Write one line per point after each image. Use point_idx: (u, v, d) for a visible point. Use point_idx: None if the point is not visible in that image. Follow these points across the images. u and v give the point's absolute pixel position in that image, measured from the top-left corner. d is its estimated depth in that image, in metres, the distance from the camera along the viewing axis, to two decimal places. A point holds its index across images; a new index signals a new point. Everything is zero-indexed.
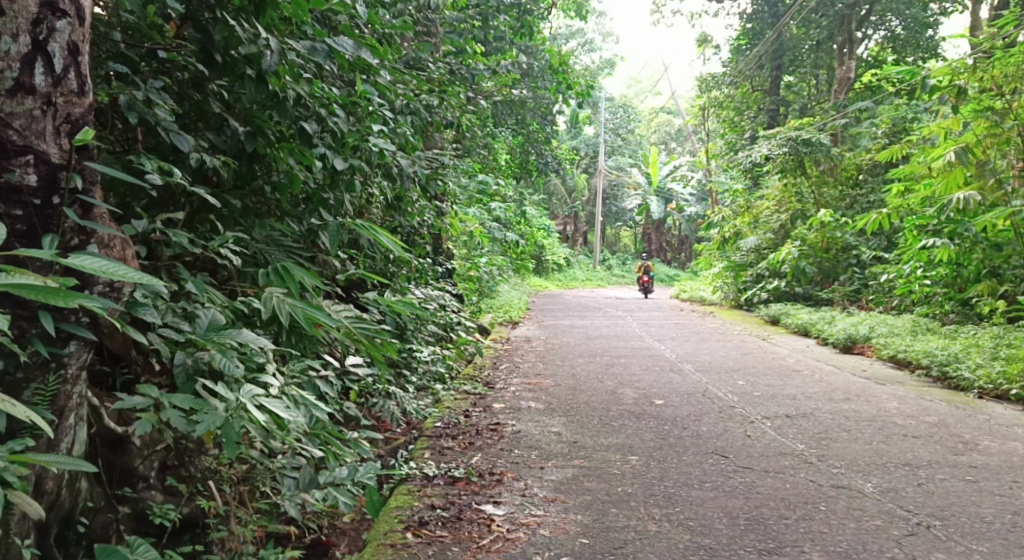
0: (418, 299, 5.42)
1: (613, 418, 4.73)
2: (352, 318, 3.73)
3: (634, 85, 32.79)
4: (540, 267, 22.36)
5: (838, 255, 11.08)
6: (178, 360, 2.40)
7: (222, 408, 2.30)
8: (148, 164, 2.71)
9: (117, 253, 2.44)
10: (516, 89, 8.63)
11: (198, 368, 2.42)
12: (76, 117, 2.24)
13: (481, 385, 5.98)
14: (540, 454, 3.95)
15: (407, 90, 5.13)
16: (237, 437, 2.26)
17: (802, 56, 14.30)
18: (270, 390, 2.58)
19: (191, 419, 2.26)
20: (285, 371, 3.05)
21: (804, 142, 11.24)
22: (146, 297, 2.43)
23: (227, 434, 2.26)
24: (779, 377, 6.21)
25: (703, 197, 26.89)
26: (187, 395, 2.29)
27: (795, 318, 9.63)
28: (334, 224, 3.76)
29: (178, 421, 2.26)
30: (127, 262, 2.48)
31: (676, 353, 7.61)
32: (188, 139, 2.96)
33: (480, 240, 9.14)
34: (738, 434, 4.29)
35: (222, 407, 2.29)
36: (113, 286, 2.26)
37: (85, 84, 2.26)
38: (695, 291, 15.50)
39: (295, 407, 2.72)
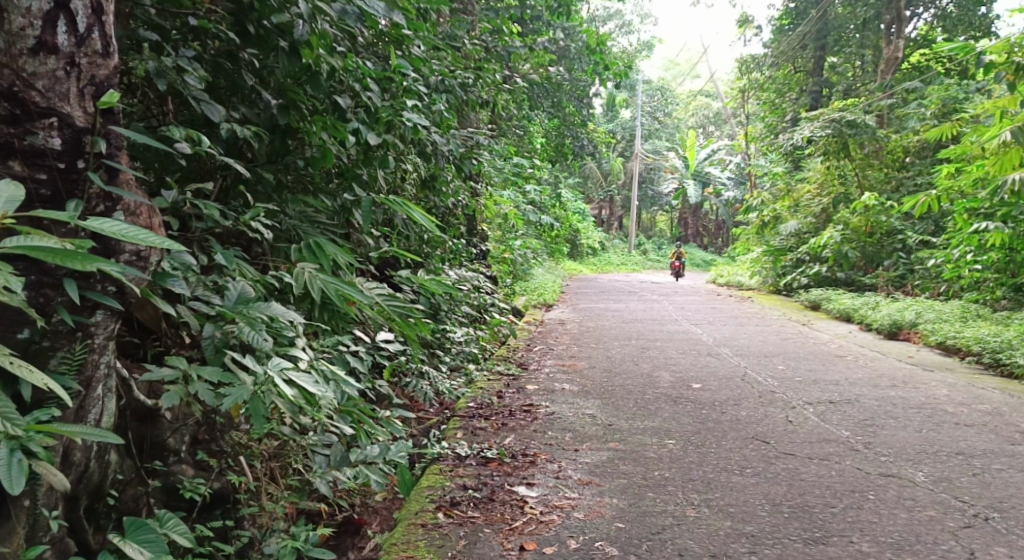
0: (452, 279, 5.37)
1: (649, 401, 4.64)
2: (384, 296, 3.70)
3: (670, 68, 32.42)
4: (574, 251, 22.22)
5: (882, 239, 10.84)
6: (207, 333, 2.36)
7: (250, 383, 2.25)
8: (176, 132, 2.66)
9: (145, 221, 2.40)
10: (552, 68, 8.49)
11: (225, 342, 2.38)
12: (101, 79, 2.20)
13: (515, 366, 5.92)
14: (575, 436, 3.88)
15: (441, 66, 5.04)
16: (264, 411, 2.20)
17: (847, 37, 13.95)
18: (299, 365, 2.52)
19: (218, 393, 2.22)
20: (314, 347, 3.02)
21: (847, 124, 11.00)
22: (175, 269, 2.39)
23: (254, 407, 2.20)
24: (821, 363, 6.06)
25: (741, 181, 26.52)
26: (215, 369, 2.24)
27: (837, 303, 9.42)
28: (366, 201, 3.73)
29: (206, 393, 2.22)
30: (156, 231, 2.42)
31: (713, 337, 7.47)
32: (219, 108, 2.91)
33: (516, 223, 9.05)
34: (780, 419, 4.17)
35: (250, 382, 2.24)
36: (140, 254, 2.21)
37: (110, 44, 2.22)
38: (732, 275, 15.28)
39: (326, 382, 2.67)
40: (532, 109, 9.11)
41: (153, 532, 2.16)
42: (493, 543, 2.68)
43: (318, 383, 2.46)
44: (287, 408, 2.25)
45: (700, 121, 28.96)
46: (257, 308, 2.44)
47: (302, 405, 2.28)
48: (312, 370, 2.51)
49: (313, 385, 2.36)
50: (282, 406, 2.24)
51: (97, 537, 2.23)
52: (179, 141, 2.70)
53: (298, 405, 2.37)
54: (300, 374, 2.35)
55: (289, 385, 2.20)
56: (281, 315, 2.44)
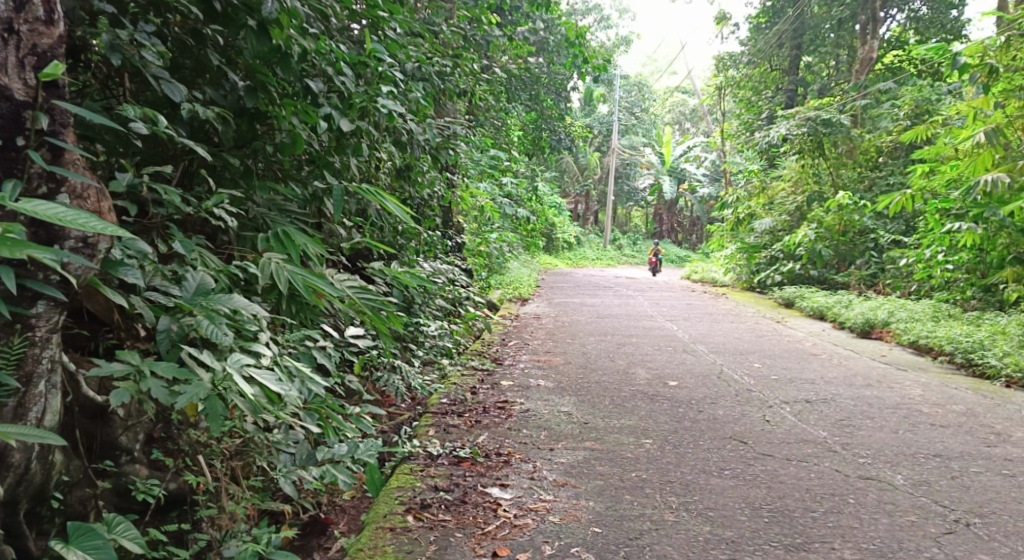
0: (427, 272, 5.25)
1: (625, 399, 4.55)
2: (355, 289, 3.59)
3: (648, 64, 32.40)
4: (549, 245, 22.12)
5: (854, 237, 10.85)
6: (162, 326, 2.22)
7: (206, 381, 2.11)
8: (131, 110, 2.53)
9: (93, 205, 2.28)
10: (530, 60, 8.37)
11: (182, 335, 2.24)
12: (43, 50, 2.11)
13: (489, 361, 5.81)
14: (549, 435, 3.78)
15: (417, 53, 4.91)
16: (222, 411, 2.07)
17: (822, 36, 13.97)
18: (261, 362, 2.38)
19: (172, 391, 2.08)
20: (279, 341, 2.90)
21: (823, 122, 11.00)
22: (128, 256, 2.24)
23: (211, 407, 2.07)
24: (797, 361, 6.01)
25: (716, 178, 26.58)
26: (169, 365, 2.10)
27: (811, 301, 9.41)
28: (337, 189, 3.59)
29: (160, 391, 2.07)
30: (105, 215, 2.29)
31: (689, 334, 7.40)
32: (181, 88, 2.77)
33: (492, 216, 8.93)
34: (757, 419, 4.10)
35: (208, 380, 2.10)
36: (87, 240, 2.08)
37: (54, 12, 2.13)
38: (707, 272, 15.27)
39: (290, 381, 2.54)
40: (509, 101, 9.00)
41: (100, 538, 2.03)
42: (464, 549, 2.58)
43: (281, 381, 2.34)
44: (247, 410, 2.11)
45: (676, 117, 28.94)
46: (219, 300, 2.30)
47: (265, 407, 2.15)
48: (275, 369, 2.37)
49: (276, 385, 2.22)
50: (243, 408, 2.10)
51: (39, 543, 2.10)
52: (136, 120, 2.57)
53: (258, 404, 2.24)
54: (261, 373, 2.22)
55: (250, 386, 2.06)
56: (245, 309, 2.31)
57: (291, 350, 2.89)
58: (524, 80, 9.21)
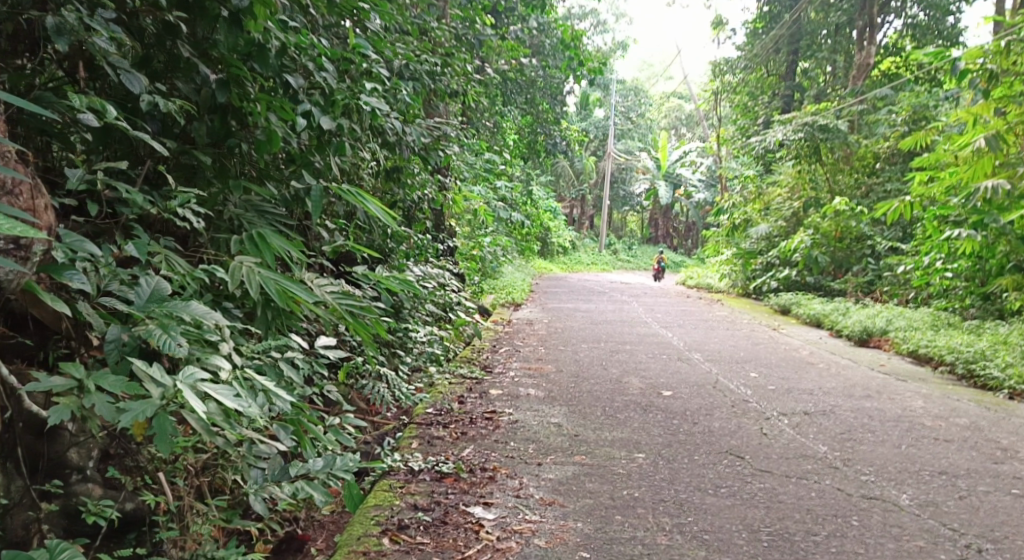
0: (416, 276, 5.08)
1: (618, 410, 4.39)
2: (336, 294, 3.44)
3: (644, 70, 32.26)
4: (544, 249, 21.97)
5: (851, 244, 10.69)
6: (110, 337, 2.08)
7: (155, 397, 1.96)
8: (77, 100, 2.40)
9: (27, 203, 2.19)
10: (524, 61, 8.22)
11: (133, 346, 2.10)
12: None
13: (478, 369, 5.64)
14: (538, 448, 3.61)
15: (405, 50, 4.76)
16: (170, 430, 1.90)
17: (819, 42, 13.84)
18: (220, 374, 2.23)
19: (116, 407, 1.93)
20: (245, 351, 2.78)
21: (820, 128, 10.87)
22: (67, 259, 2.15)
23: (159, 425, 1.90)
24: (795, 370, 5.85)
25: (712, 184, 26.41)
26: (115, 378, 1.95)
27: (808, 308, 9.24)
28: (317, 190, 3.44)
29: (104, 407, 1.92)
30: (39, 214, 2.19)
31: (684, 341, 7.25)
32: (141, 78, 2.63)
33: (485, 220, 8.77)
34: (754, 432, 3.94)
35: (157, 396, 1.95)
36: (18, 242, 2.04)
37: None
38: (702, 277, 15.10)
39: (252, 394, 2.38)
40: (503, 104, 8.85)
41: None
42: None
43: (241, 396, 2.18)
44: (201, 428, 1.96)
45: (672, 122, 28.81)
46: (173, 307, 2.16)
47: (222, 425, 1.99)
48: (234, 383, 2.22)
49: (233, 400, 2.07)
50: (197, 426, 1.95)
51: None
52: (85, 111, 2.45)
53: (214, 422, 2.07)
54: (217, 386, 2.06)
55: (204, 402, 1.90)
56: (202, 317, 2.16)
57: (259, 360, 2.76)
58: (518, 84, 9.05)
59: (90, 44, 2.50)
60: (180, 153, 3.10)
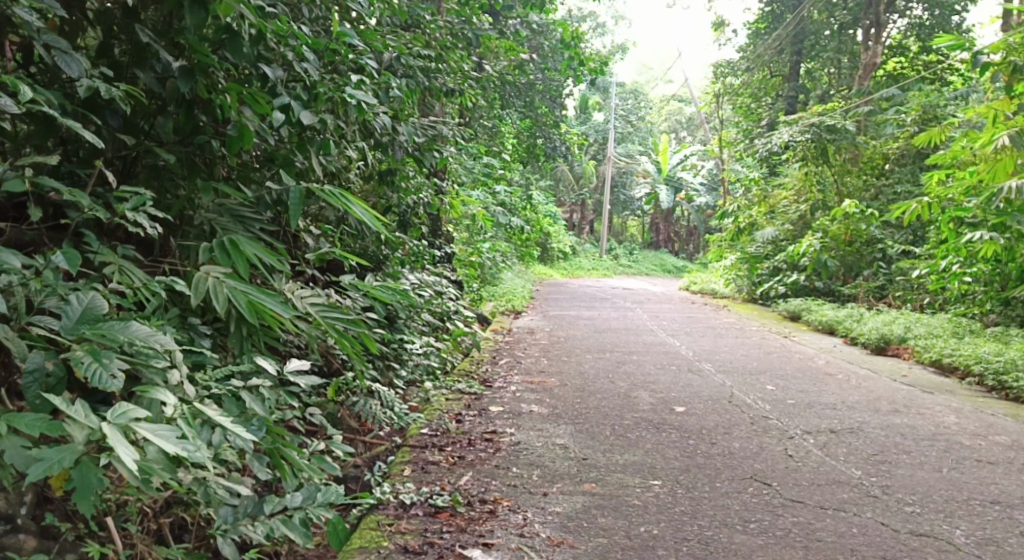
0: (411, 285, 4.74)
1: (627, 429, 4.04)
2: (319, 307, 3.14)
3: (644, 73, 31.83)
4: (544, 255, 21.62)
5: (861, 248, 10.28)
6: (29, 365, 1.81)
7: (78, 443, 1.71)
8: None
9: None
10: (523, 60, 7.88)
11: (57, 378, 1.85)
12: None
13: (477, 383, 5.29)
14: (542, 475, 3.28)
15: (396, 42, 4.44)
16: (97, 484, 1.66)
17: (824, 42, 13.46)
18: (162, 411, 1.99)
19: (30, 454, 1.68)
20: (200, 379, 2.48)
21: (827, 129, 10.54)
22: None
23: (82, 478, 1.66)
24: (813, 382, 5.50)
25: (713, 188, 26.00)
26: (33, 419, 1.70)
27: (819, 314, 8.88)
28: (296, 194, 3.06)
29: (17, 455, 1.66)
30: None
31: (693, 351, 6.90)
32: (80, 62, 2.47)
33: (484, 225, 8.43)
34: (778, 452, 3.60)
35: (80, 442, 1.71)
36: None
37: None
38: (706, 282, 14.68)
39: (201, 430, 2.13)
40: (502, 108, 8.53)
41: None
42: None
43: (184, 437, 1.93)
44: (136, 480, 1.71)
45: (672, 126, 28.47)
46: (110, 331, 1.93)
47: (162, 475, 1.74)
48: (179, 421, 1.99)
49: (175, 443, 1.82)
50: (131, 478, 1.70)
51: None
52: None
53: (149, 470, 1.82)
54: (157, 428, 1.82)
55: (139, 453, 1.66)
56: (141, 341, 1.95)
57: (217, 389, 2.47)
58: (516, 85, 8.70)
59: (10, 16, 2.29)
60: (142, 153, 2.83)
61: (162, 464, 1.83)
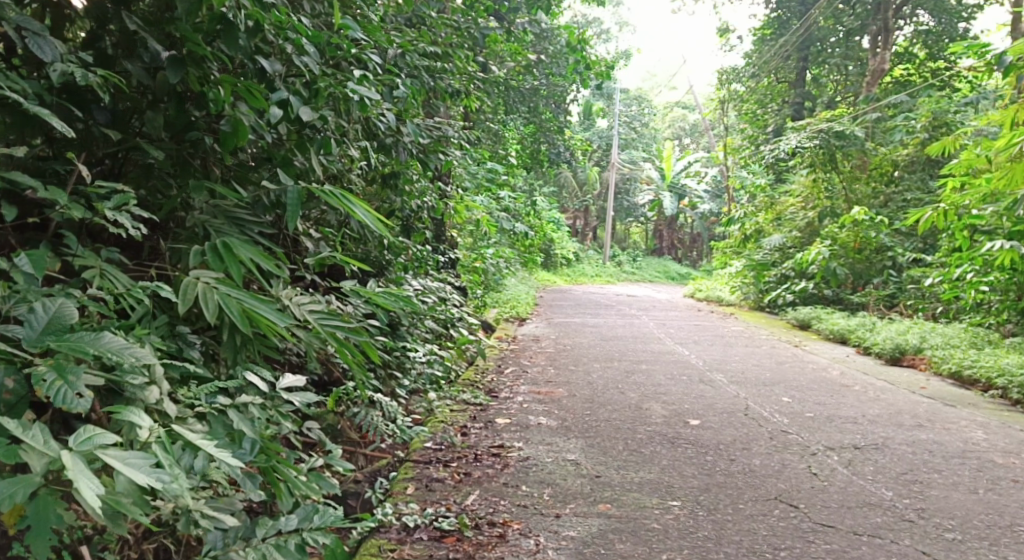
0: (414, 291, 4.55)
1: (641, 443, 3.83)
2: (318, 314, 2.95)
3: (648, 80, 31.61)
4: (547, 261, 21.42)
5: (871, 255, 10.05)
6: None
7: (36, 473, 1.64)
8: None
9: None
10: (527, 62, 7.68)
11: (19, 397, 1.78)
12: None
13: (482, 394, 5.09)
14: (553, 494, 3.09)
15: (400, 38, 4.27)
16: (50, 523, 1.60)
17: (830, 47, 13.24)
18: (137, 433, 1.91)
19: None
20: (182, 396, 2.32)
21: (836, 135, 10.31)
22: None
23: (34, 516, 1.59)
24: (830, 394, 5.29)
25: (717, 196, 25.74)
26: None
27: (830, 323, 8.66)
28: (294, 194, 2.88)
29: None
30: None
31: (703, 360, 6.69)
32: (58, 47, 2.32)
33: (488, 230, 8.22)
34: (803, 470, 3.40)
35: (38, 472, 1.64)
36: None
37: None
38: (711, 289, 14.43)
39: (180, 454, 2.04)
40: (506, 113, 8.33)
41: None
42: None
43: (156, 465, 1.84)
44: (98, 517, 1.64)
45: (676, 133, 28.24)
46: (81, 342, 1.86)
47: (128, 510, 1.69)
48: (154, 447, 1.90)
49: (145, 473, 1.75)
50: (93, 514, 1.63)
51: None
52: None
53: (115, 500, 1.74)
54: (127, 457, 1.74)
55: (98, 492, 1.59)
56: (114, 353, 1.87)
57: (201, 407, 2.30)
58: (520, 91, 8.51)
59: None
60: (129, 149, 2.65)
61: (134, 495, 1.75)
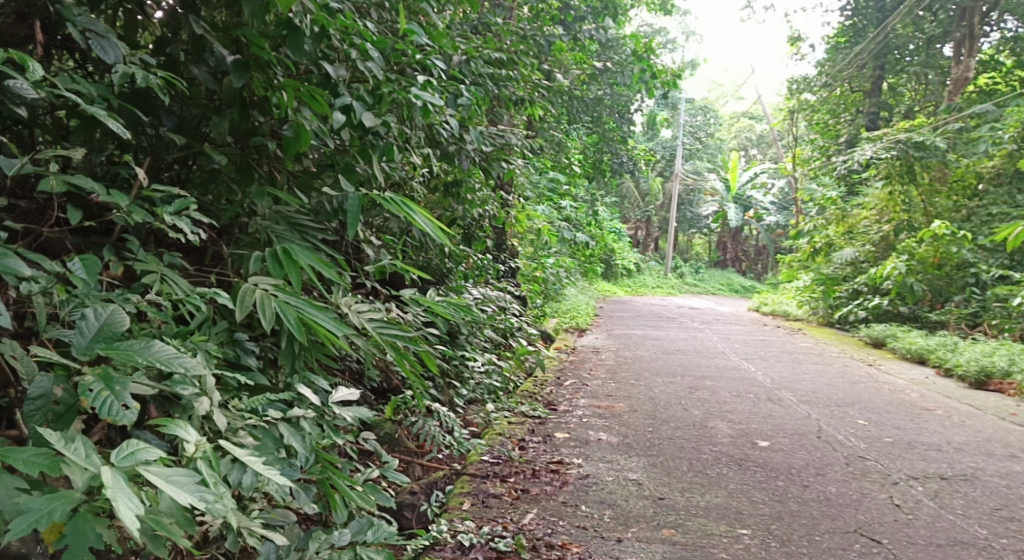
0: (474, 300, 4.46)
1: (706, 465, 3.67)
2: (377, 323, 2.89)
3: (714, 89, 31.12)
4: (608, 271, 21.26)
5: (952, 272, 9.61)
6: (35, 391, 1.77)
7: (77, 490, 1.63)
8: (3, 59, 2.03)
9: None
10: (592, 71, 7.56)
11: (66, 405, 1.79)
12: None
13: (541, 406, 4.98)
14: (615, 515, 2.98)
15: (464, 44, 4.20)
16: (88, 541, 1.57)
17: (909, 55, 12.75)
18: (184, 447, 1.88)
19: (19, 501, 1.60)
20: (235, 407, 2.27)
21: (915, 146, 9.89)
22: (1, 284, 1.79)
23: (73, 534, 1.57)
24: (911, 418, 5.03)
25: (785, 207, 25.10)
26: (32, 456, 1.64)
27: (907, 342, 8.30)
28: (355, 199, 2.82)
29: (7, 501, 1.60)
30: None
31: (771, 378, 6.47)
32: (120, 49, 2.29)
33: (549, 240, 8.11)
34: (885, 501, 3.20)
35: (79, 489, 1.63)
36: None
37: None
38: (778, 303, 14.04)
39: (229, 469, 2.00)
40: (569, 122, 8.20)
41: None
42: None
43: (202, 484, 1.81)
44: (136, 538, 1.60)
45: (742, 142, 27.71)
46: (131, 351, 1.83)
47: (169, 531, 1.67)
48: (200, 463, 1.87)
49: (190, 490, 1.71)
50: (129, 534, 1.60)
51: None
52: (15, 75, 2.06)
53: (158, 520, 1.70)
54: (169, 473, 1.71)
55: (135, 510, 1.55)
56: (162, 363, 1.84)
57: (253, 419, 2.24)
58: (584, 101, 8.40)
59: (52, 10, 2.26)
60: (193, 153, 2.64)
61: (176, 514, 1.76)
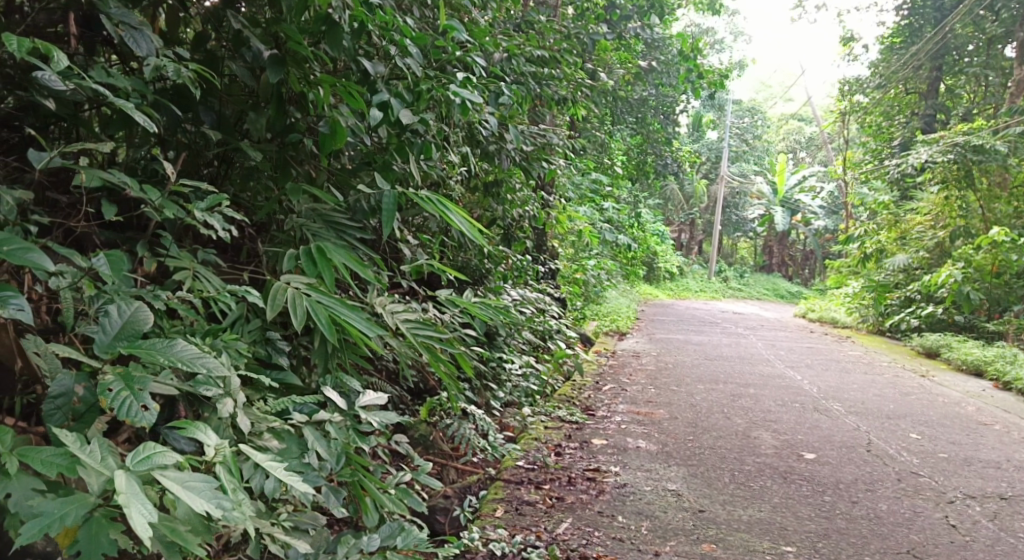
0: (513, 301, 4.39)
1: (749, 476, 3.56)
2: (412, 323, 2.83)
3: (762, 91, 30.66)
4: (651, 274, 21.05)
5: (1011, 281, 9.28)
6: (56, 390, 1.76)
7: (92, 493, 1.62)
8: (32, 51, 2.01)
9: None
10: (637, 71, 7.43)
11: (87, 405, 1.79)
12: None
13: (580, 411, 4.90)
14: (653, 527, 2.89)
15: (506, 41, 4.13)
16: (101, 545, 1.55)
17: (968, 56, 12.36)
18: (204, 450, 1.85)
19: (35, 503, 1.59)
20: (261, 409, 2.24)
21: (973, 149, 9.57)
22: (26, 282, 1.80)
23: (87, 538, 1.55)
24: (966, 432, 4.83)
25: (834, 212, 24.60)
26: (50, 456, 1.63)
27: (963, 353, 8.03)
28: (390, 197, 2.76)
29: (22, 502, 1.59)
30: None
31: (818, 387, 6.29)
32: (150, 39, 2.27)
33: (591, 242, 8.01)
34: (939, 521, 3.07)
35: (94, 492, 1.62)
36: None
37: None
38: (825, 310, 13.74)
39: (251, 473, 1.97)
40: (613, 123, 8.09)
41: None
42: None
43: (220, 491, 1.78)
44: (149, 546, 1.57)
45: (791, 145, 27.23)
46: (152, 350, 1.82)
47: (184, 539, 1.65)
48: (219, 468, 1.83)
49: (206, 497, 1.68)
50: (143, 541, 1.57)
51: None
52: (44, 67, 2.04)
53: (173, 527, 1.68)
54: (187, 478, 1.69)
55: (147, 517, 1.53)
56: (184, 362, 1.82)
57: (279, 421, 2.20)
58: (628, 102, 8.28)
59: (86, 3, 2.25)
60: (230, 149, 2.61)
61: (192, 522, 1.74)
